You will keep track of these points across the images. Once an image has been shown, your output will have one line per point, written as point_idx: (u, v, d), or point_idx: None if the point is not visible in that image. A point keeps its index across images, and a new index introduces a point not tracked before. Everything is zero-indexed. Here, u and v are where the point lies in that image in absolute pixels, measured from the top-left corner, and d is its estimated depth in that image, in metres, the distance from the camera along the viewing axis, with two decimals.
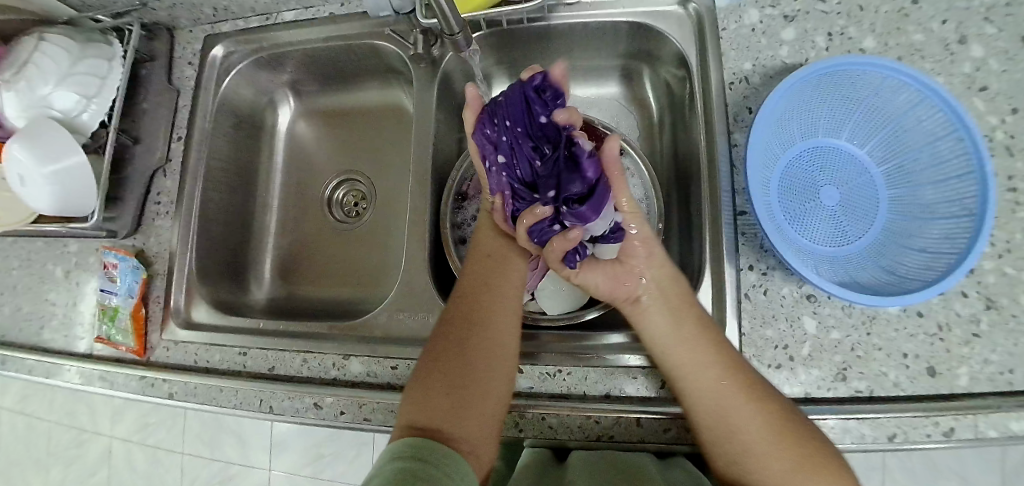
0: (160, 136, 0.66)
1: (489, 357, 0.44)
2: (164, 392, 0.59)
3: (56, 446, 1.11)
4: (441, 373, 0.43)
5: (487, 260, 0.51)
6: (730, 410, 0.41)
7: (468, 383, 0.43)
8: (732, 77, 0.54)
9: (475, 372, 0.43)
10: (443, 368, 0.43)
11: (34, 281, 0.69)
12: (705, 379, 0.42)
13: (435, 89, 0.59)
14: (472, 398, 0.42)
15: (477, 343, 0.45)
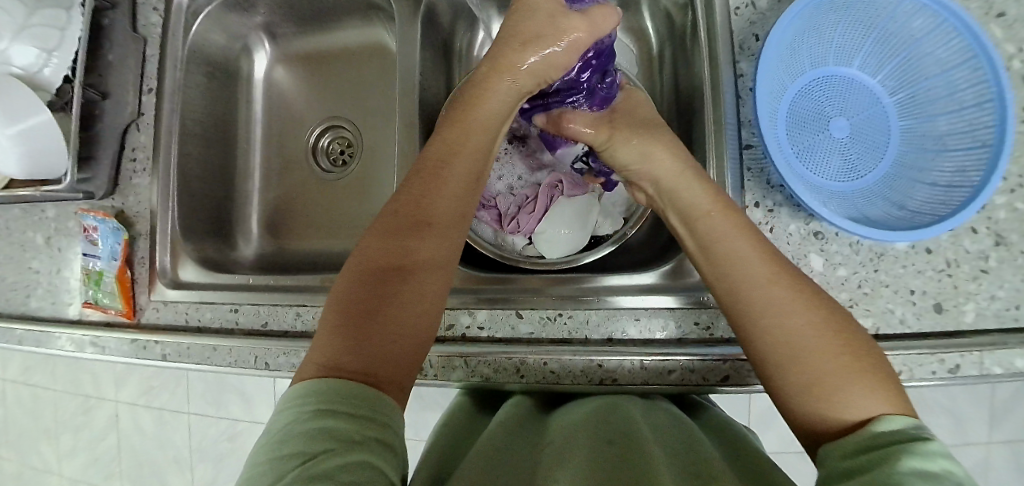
0: (130, 90, 0.62)
1: (422, 287, 0.38)
2: (157, 354, 0.58)
3: (63, 414, 1.13)
4: (370, 301, 0.36)
5: (427, 174, 0.41)
6: (784, 305, 0.35)
7: (394, 315, 0.36)
8: (737, 2, 0.50)
9: (406, 303, 0.36)
10: (378, 294, 0.36)
11: (14, 248, 0.66)
12: (762, 277, 0.36)
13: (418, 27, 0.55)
14: (401, 333, 0.36)
15: (411, 278, 0.37)
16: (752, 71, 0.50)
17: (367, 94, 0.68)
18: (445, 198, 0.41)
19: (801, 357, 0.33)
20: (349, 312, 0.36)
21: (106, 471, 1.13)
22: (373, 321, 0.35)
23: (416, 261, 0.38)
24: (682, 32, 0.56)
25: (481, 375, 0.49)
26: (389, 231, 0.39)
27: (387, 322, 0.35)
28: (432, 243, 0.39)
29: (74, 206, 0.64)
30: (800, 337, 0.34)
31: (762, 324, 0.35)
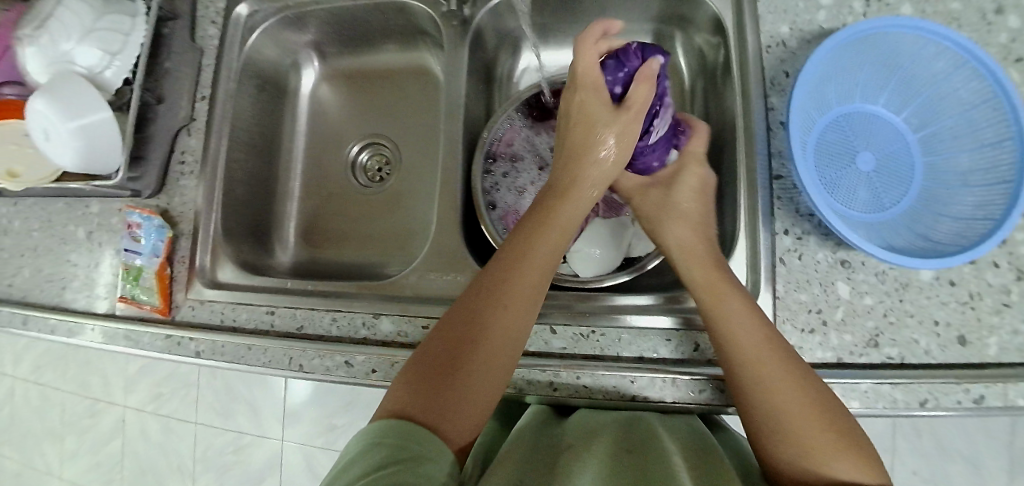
0: (184, 96, 0.65)
1: (497, 358, 0.40)
2: (190, 351, 0.59)
3: (70, 415, 1.13)
4: (451, 362, 0.39)
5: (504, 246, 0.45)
6: (767, 379, 0.39)
7: (468, 381, 0.38)
8: (768, 41, 0.54)
9: (478, 371, 0.39)
10: (460, 356, 0.39)
11: (54, 242, 0.68)
12: (753, 349, 0.40)
13: (465, 50, 0.58)
14: (470, 397, 0.38)
15: (485, 342, 0.40)
16: (783, 105, 0.52)
17: (411, 113, 0.71)
18: (531, 273, 0.43)
19: (784, 431, 0.37)
20: (429, 370, 0.39)
21: (106, 476, 1.11)
22: (450, 383, 0.38)
23: (496, 332, 0.41)
24: (714, 69, 0.60)
25: (515, 386, 0.50)
26: (478, 301, 0.42)
27: (460, 386, 0.38)
28: (509, 316, 0.41)
29: (119, 204, 0.66)
30: (783, 413, 0.37)
31: (752, 396, 0.39)
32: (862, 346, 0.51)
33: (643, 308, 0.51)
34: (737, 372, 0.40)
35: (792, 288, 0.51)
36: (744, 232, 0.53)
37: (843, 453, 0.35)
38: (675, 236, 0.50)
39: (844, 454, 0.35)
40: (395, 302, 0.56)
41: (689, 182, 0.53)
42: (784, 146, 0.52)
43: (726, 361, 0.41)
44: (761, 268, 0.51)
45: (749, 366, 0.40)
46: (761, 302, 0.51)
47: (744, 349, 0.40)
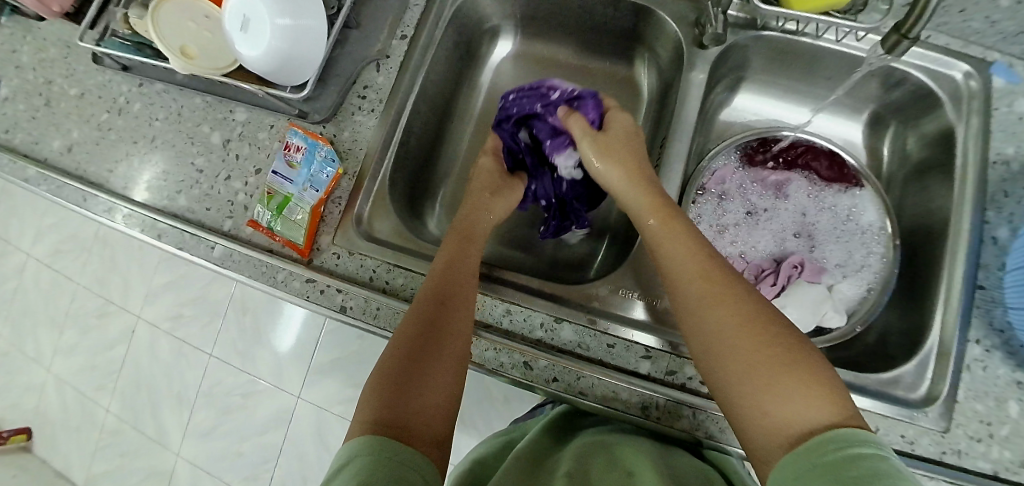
0: (383, 29, 0.59)
1: (451, 337, 0.43)
2: (336, 303, 0.52)
3: (78, 308, 1.12)
4: (415, 344, 0.42)
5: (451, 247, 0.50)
6: (720, 334, 0.38)
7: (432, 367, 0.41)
8: (994, 157, 0.55)
9: (438, 357, 0.42)
10: (424, 337, 0.43)
11: (182, 139, 0.61)
12: (704, 304, 0.40)
13: (703, 69, 0.56)
14: (438, 380, 0.41)
15: (442, 331, 0.43)
16: (997, 221, 0.54)
17: None
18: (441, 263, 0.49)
19: (741, 383, 0.36)
20: (412, 353, 0.42)
21: (100, 379, 1.09)
22: (418, 369, 0.41)
23: (452, 319, 0.44)
24: (922, 165, 0.62)
25: (704, 430, 0.47)
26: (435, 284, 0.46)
27: (429, 371, 0.41)
28: (462, 304, 0.45)
29: (274, 119, 0.59)
30: (743, 359, 0.36)
31: (709, 351, 0.39)
32: None
33: None
34: (692, 328, 0.40)
35: (972, 397, 0.52)
36: (937, 330, 0.54)
37: (806, 393, 0.33)
38: (617, 178, 0.51)
39: (805, 397, 0.33)
40: (579, 310, 0.52)
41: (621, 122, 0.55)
42: (992, 260, 0.54)
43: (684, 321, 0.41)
44: (951, 368, 0.52)
45: (699, 315, 0.40)
46: (943, 401, 0.52)
47: (694, 298, 0.41)
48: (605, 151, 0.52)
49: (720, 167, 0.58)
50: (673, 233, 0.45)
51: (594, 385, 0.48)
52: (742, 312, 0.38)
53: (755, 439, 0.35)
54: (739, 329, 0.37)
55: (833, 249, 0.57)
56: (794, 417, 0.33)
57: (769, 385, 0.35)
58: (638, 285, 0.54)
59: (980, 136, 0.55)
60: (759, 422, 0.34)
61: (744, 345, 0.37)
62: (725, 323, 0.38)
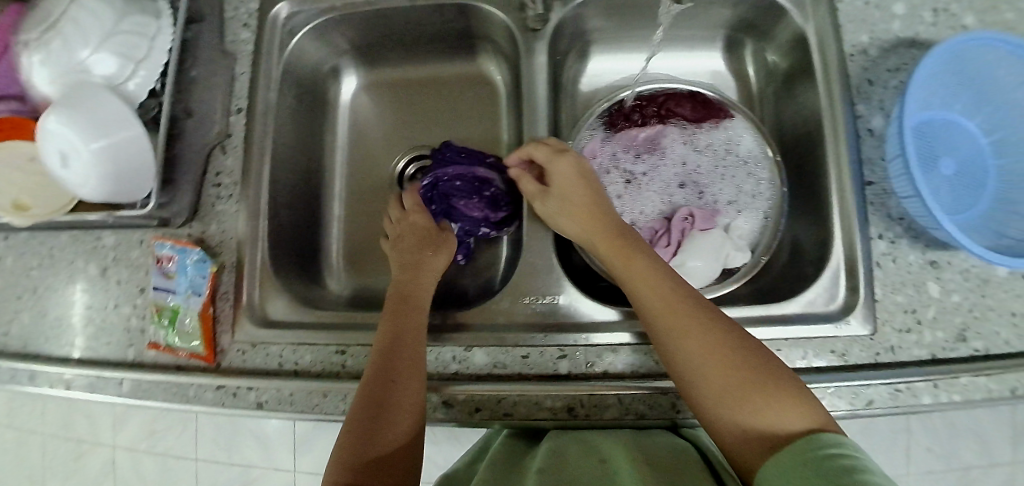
0: (217, 109, 0.57)
1: (405, 399, 0.42)
2: (251, 402, 0.52)
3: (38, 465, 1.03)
4: (370, 403, 0.41)
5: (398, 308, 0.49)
6: (708, 364, 0.39)
7: (385, 428, 0.40)
8: (851, 50, 0.54)
9: (395, 415, 0.41)
10: (379, 394, 0.42)
11: (58, 282, 0.58)
12: (682, 332, 0.41)
13: (542, 52, 0.54)
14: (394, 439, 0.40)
15: (394, 409, 0.41)
16: (870, 113, 0.53)
17: (463, 123, 0.65)
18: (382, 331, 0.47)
19: (713, 399, 0.39)
20: (366, 412, 0.41)
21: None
22: (370, 427, 0.40)
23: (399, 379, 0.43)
24: (784, 73, 0.61)
25: (636, 412, 0.48)
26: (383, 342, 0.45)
27: (385, 433, 0.40)
28: (411, 379, 0.43)
29: (141, 234, 0.57)
30: (730, 376, 0.39)
31: (685, 373, 0.40)
32: (952, 341, 0.52)
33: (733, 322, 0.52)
34: (669, 351, 0.42)
35: (890, 291, 0.52)
36: (841, 235, 0.53)
37: (779, 405, 0.37)
38: (579, 231, 0.51)
39: (785, 407, 0.36)
40: (486, 332, 0.52)
41: (562, 172, 0.52)
42: (875, 152, 0.53)
43: (660, 344, 0.43)
44: (862, 273, 0.52)
45: (676, 343, 0.41)
46: (863, 306, 0.52)
47: (668, 320, 0.42)
48: (561, 212, 0.51)
49: (585, 143, 0.57)
50: (637, 267, 0.46)
51: (516, 403, 0.48)
52: (726, 341, 0.40)
53: (731, 445, 0.38)
54: (729, 355, 0.40)
55: (726, 189, 0.56)
56: (765, 422, 0.37)
57: (746, 400, 0.38)
58: (537, 289, 0.53)
59: (832, 32, 0.54)
60: (748, 437, 0.37)
61: (733, 373, 0.39)
62: (697, 345, 0.40)
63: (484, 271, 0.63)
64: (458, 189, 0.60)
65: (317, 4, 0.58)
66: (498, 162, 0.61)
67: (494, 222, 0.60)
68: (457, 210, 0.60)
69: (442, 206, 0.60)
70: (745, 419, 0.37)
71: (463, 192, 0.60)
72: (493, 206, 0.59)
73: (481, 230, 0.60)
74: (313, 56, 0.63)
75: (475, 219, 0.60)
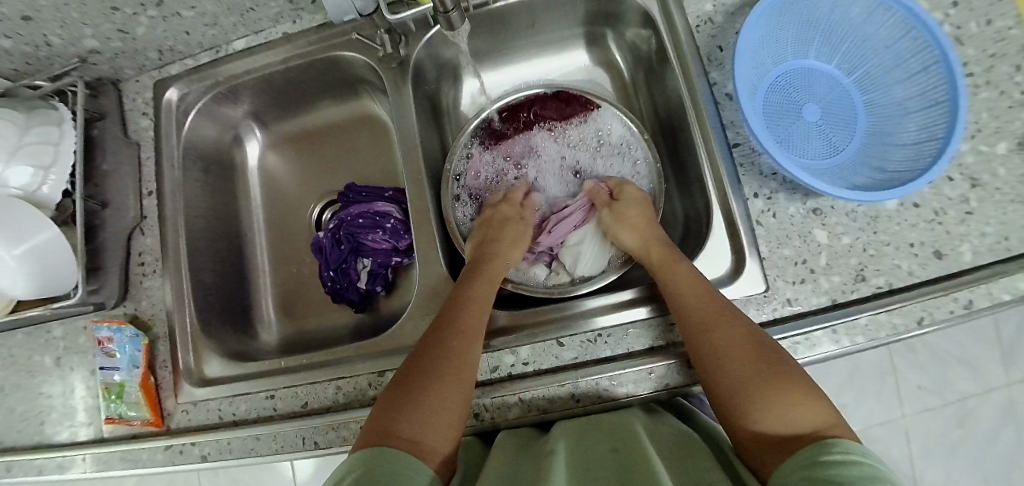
0: (130, 195, 0.63)
1: (452, 373, 0.45)
2: (195, 456, 0.55)
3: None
4: (407, 386, 0.45)
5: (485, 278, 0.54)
6: (724, 360, 0.43)
7: (428, 401, 0.43)
8: (696, 21, 0.57)
9: (445, 388, 0.44)
10: (416, 377, 0.45)
11: (22, 377, 0.64)
12: (719, 334, 0.44)
13: (408, 85, 0.61)
14: (442, 408, 0.43)
15: (428, 367, 0.45)
16: (724, 78, 0.56)
17: (370, 158, 0.73)
18: (475, 298, 0.51)
19: (744, 397, 0.41)
20: (402, 395, 0.44)
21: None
22: (411, 401, 0.43)
23: (456, 353, 0.46)
24: (648, 56, 0.64)
25: (538, 408, 0.50)
26: (438, 327, 0.48)
27: (435, 402, 0.43)
28: (462, 340, 0.47)
29: (84, 321, 0.63)
30: (746, 378, 0.42)
31: (715, 371, 0.44)
32: (851, 283, 0.51)
33: (621, 304, 0.54)
34: (708, 354, 0.44)
35: (776, 246, 0.53)
36: (717, 199, 0.55)
37: (795, 403, 0.40)
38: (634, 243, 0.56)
39: (796, 404, 0.40)
40: (397, 353, 0.55)
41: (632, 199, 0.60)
42: (735, 115, 0.55)
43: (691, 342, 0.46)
44: (743, 233, 0.53)
45: (715, 341, 0.44)
46: (749, 266, 0.52)
47: (708, 327, 0.45)
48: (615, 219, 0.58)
49: (471, 157, 0.65)
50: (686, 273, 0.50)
51: None
52: (740, 337, 0.44)
53: (745, 440, 0.41)
54: (772, 353, 0.43)
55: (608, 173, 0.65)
56: (783, 424, 0.39)
57: (770, 397, 0.40)
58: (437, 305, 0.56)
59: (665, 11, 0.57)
60: (761, 437, 0.40)
61: (757, 369, 0.42)
62: (737, 339, 0.44)
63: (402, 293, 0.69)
64: (362, 226, 0.66)
65: (204, 83, 0.66)
66: (398, 194, 0.69)
67: (402, 249, 0.67)
68: (365, 245, 0.66)
69: (351, 244, 0.66)
70: (762, 424, 0.40)
71: (367, 228, 0.66)
72: (398, 236, 0.66)
73: (393, 260, 0.66)
74: (214, 129, 0.70)
75: (385, 251, 0.66)
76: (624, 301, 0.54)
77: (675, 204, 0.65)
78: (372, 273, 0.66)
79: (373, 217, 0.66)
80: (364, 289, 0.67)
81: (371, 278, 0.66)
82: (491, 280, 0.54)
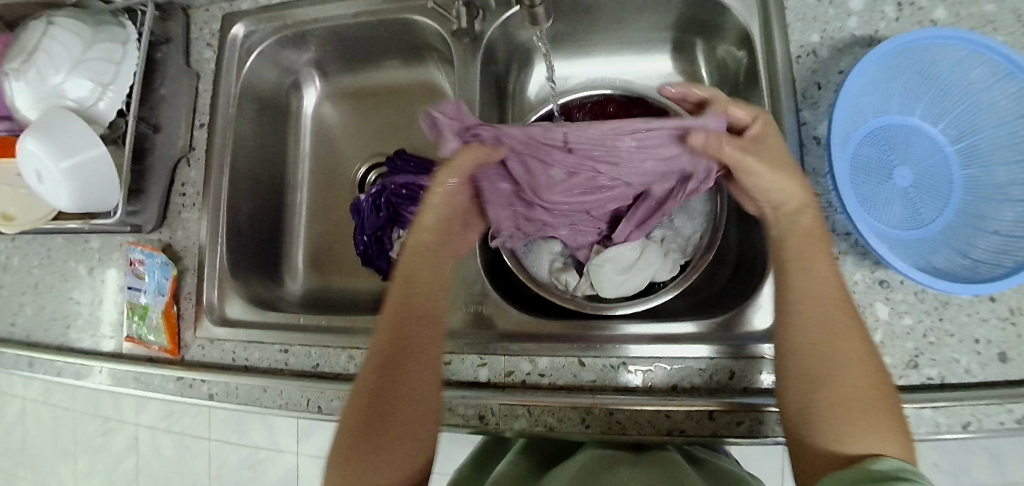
0: (181, 125, 0.63)
1: (415, 388, 0.42)
2: (204, 393, 0.57)
3: (81, 436, 1.14)
4: (370, 418, 0.40)
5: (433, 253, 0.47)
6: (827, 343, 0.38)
7: (382, 444, 0.39)
8: (799, 51, 0.52)
9: (404, 416, 0.41)
10: (383, 409, 0.41)
11: (57, 279, 0.66)
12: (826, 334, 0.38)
13: (477, 65, 0.57)
14: (395, 455, 0.40)
15: (398, 390, 0.41)
16: (816, 119, 0.51)
17: (424, 126, 0.71)
18: (404, 314, 0.44)
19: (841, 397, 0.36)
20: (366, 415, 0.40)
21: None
22: (377, 435, 0.40)
23: (407, 373, 0.42)
24: (736, 77, 0.60)
25: (545, 425, 0.49)
26: (379, 349, 0.43)
27: (401, 429, 0.40)
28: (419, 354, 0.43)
29: (119, 238, 0.64)
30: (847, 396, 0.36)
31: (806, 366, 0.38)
32: (902, 368, 0.48)
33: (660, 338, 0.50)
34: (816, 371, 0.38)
35: None
36: None
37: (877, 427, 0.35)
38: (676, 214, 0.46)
39: (890, 433, 0.34)
40: None
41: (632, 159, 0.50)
42: (818, 162, 0.51)
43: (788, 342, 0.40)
44: None
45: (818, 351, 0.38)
46: None
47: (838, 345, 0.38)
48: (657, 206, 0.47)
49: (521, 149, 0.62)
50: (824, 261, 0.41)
51: None
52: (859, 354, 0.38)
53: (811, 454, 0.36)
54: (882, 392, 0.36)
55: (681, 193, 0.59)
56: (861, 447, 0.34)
57: (851, 421, 0.35)
58: None
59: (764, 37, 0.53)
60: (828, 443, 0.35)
61: (868, 397, 0.36)
62: (839, 354, 0.38)
63: None
64: (405, 198, 0.64)
65: (271, 23, 0.64)
66: None
67: None
68: (405, 217, 0.64)
69: (389, 212, 0.64)
70: (822, 437, 0.36)
71: (409, 201, 0.64)
72: None
73: None
74: (275, 71, 0.69)
75: None
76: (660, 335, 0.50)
77: (727, 236, 0.62)
78: (405, 246, 0.65)
79: (416, 192, 0.64)
80: (395, 260, 0.65)
81: (404, 251, 0.65)
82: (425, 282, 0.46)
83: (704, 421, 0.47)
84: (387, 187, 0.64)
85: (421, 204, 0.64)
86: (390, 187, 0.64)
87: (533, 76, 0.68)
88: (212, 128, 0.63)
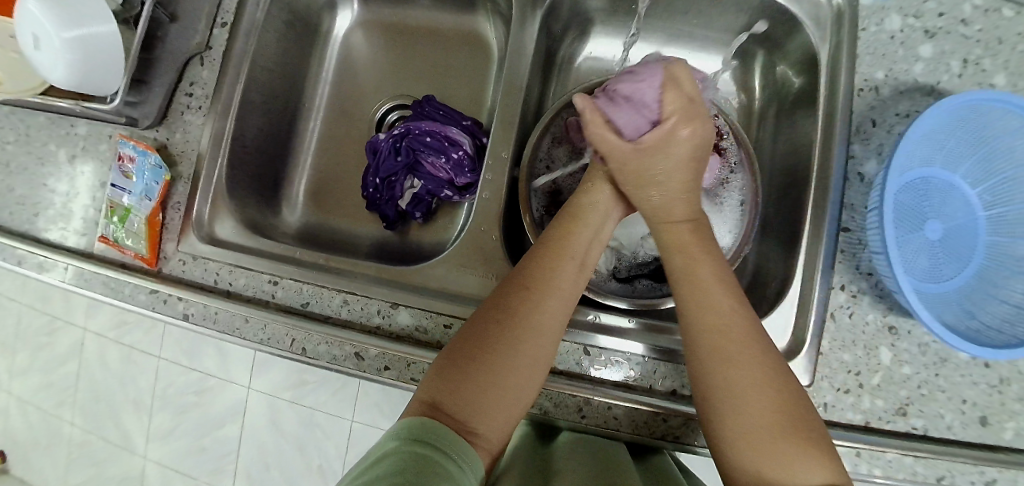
0: (201, 19, 0.57)
1: (525, 327, 0.39)
2: (178, 312, 0.53)
3: (24, 330, 1.07)
4: (470, 357, 0.38)
5: (571, 217, 0.46)
6: (718, 347, 0.38)
7: (502, 374, 0.37)
8: (861, 84, 0.51)
9: (513, 362, 0.38)
10: (481, 347, 0.38)
11: (32, 160, 0.60)
12: (713, 337, 0.38)
13: (534, 25, 0.55)
14: (509, 394, 0.37)
15: (517, 337, 0.39)
16: (864, 156, 0.51)
17: (461, 77, 0.67)
18: (567, 257, 0.43)
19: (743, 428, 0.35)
20: (463, 366, 0.37)
21: (55, 396, 1.06)
22: (473, 380, 0.37)
23: (532, 322, 0.39)
24: (788, 96, 0.59)
25: (538, 407, 0.48)
26: (522, 280, 0.42)
27: (500, 379, 0.37)
28: (552, 303, 0.41)
29: (110, 129, 0.58)
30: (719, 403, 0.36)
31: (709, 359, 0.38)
32: (891, 414, 0.49)
33: (663, 341, 0.49)
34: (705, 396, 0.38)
35: (837, 347, 0.49)
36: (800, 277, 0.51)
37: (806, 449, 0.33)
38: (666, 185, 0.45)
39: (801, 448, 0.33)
40: (416, 292, 0.51)
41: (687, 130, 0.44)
42: (858, 199, 0.50)
43: (697, 356, 0.39)
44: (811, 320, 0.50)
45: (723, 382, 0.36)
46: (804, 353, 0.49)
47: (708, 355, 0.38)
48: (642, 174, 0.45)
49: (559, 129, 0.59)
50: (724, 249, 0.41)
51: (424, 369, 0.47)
52: (759, 369, 0.36)
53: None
54: (780, 406, 0.35)
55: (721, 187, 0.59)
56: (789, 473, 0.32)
57: (767, 432, 0.34)
58: (476, 261, 0.52)
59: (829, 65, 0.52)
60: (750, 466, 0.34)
61: (767, 398, 0.35)
62: (749, 373, 0.36)
63: (440, 230, 0.64)
64: (427, 146, 0.60)
65: None
66: (474, 127, 0.62)
67: (457, 186, 0.61)
68: (423, 166, 0.61)
69: (408, 159, 0.60)
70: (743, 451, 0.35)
71: (431, 150, 0.60)
72: (459, 171, 0.60)
73: (443, 193, 0.61)
74: None
75: (439, 180, 0.60)
76: (666, 339, 0.49)
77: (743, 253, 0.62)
78: (416, 197, 0.62)
79: (438, 145, 0.60)
80: (404, 209, 0.62)
81: (415, 202, 0.62)
82: (583, 237, 0.45)
83: (701, 432, 0.46)
84: (408, 133, 0.60)
85: (440, 158, 0.60)
86: (411, 133, 0.60)
87: (585, 49, 0.65)
88: (232, 30, 0.57)
